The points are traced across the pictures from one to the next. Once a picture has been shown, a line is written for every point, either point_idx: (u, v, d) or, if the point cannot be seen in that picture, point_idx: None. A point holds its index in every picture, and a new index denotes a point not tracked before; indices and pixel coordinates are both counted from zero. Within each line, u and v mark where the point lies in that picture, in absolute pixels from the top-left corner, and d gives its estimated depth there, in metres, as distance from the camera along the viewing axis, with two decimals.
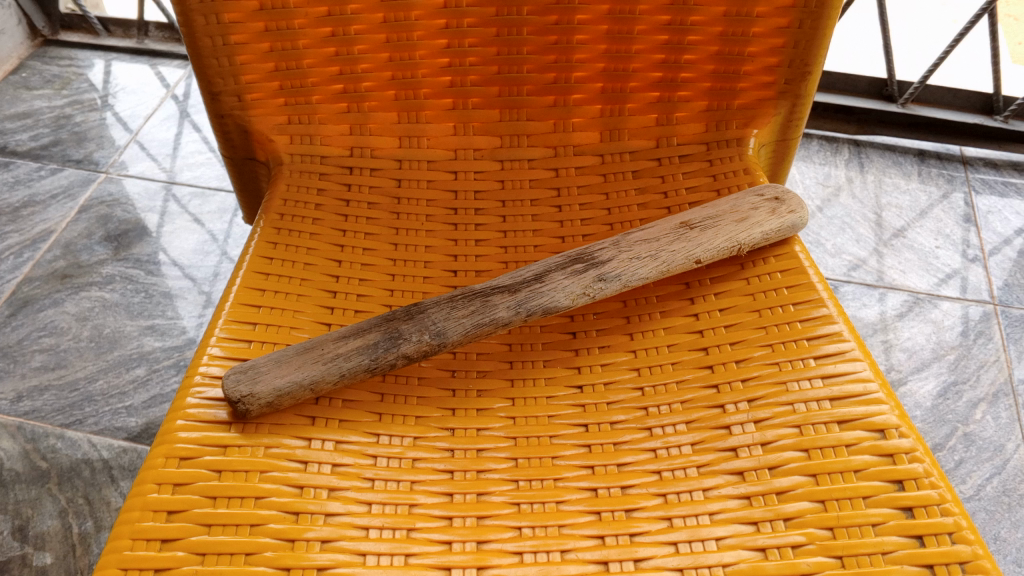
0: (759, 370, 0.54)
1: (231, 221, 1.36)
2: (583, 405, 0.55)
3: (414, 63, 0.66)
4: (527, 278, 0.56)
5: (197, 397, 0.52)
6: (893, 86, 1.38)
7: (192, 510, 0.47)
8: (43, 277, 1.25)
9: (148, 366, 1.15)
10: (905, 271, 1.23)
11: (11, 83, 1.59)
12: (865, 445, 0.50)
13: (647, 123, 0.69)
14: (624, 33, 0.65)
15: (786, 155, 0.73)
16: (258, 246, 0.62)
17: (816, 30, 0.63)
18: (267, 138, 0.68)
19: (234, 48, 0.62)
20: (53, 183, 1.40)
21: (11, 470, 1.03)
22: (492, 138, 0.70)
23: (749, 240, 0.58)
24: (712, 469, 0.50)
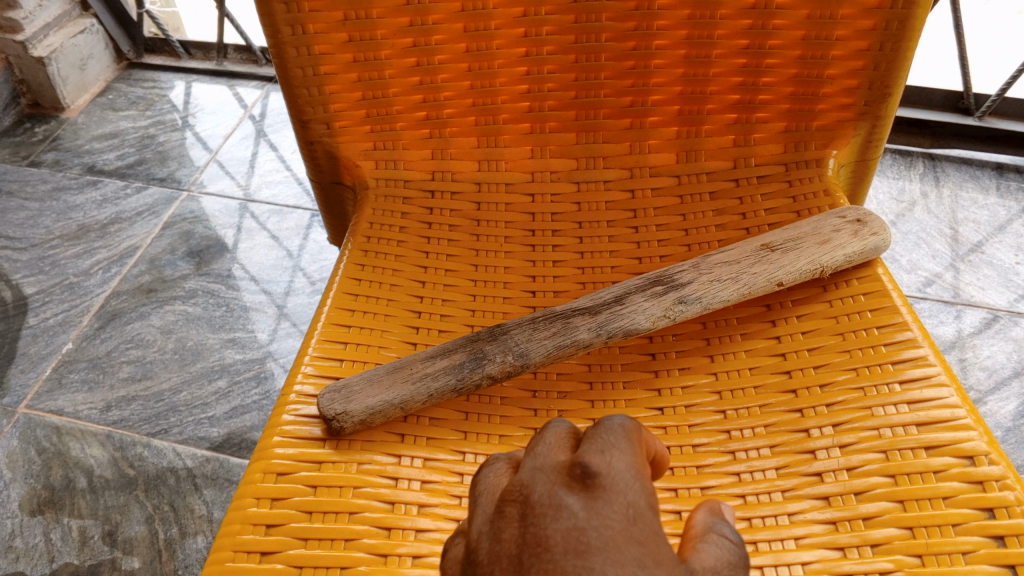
0: (843, 396, 0.54)
1: (306, 238, 1.39)
2: (664, 428, 0.56)
3: (494, 90, 0.68)
4: (607, 300, 0.57)
5: (293, 414, 0.54)
6: (969, 99, 1.36)
7: (290, 523, 0.49)
8: (129, 291, 1.31)
9: (229, 378, 1.19)
10: (984, 288, 1.20)
11: (98, 105, 1.67)
12: (954, 472, 0.49)
13: (724, 144, 0.70)
14: (701, 57, 0.66)
15: (865, 174, 0.73)
16: (347, 268, 0.64)
17: (897, 52, 0.63)
18: (353, 164, 0.70)
19: (324, 78, 0.65)
20: (139, 201, 1.46)
21: (101, 476, 1.07)
22: (568, 160, 0.71)
23: (831, 263, 0.58)
24: (797, 493, 0.51)
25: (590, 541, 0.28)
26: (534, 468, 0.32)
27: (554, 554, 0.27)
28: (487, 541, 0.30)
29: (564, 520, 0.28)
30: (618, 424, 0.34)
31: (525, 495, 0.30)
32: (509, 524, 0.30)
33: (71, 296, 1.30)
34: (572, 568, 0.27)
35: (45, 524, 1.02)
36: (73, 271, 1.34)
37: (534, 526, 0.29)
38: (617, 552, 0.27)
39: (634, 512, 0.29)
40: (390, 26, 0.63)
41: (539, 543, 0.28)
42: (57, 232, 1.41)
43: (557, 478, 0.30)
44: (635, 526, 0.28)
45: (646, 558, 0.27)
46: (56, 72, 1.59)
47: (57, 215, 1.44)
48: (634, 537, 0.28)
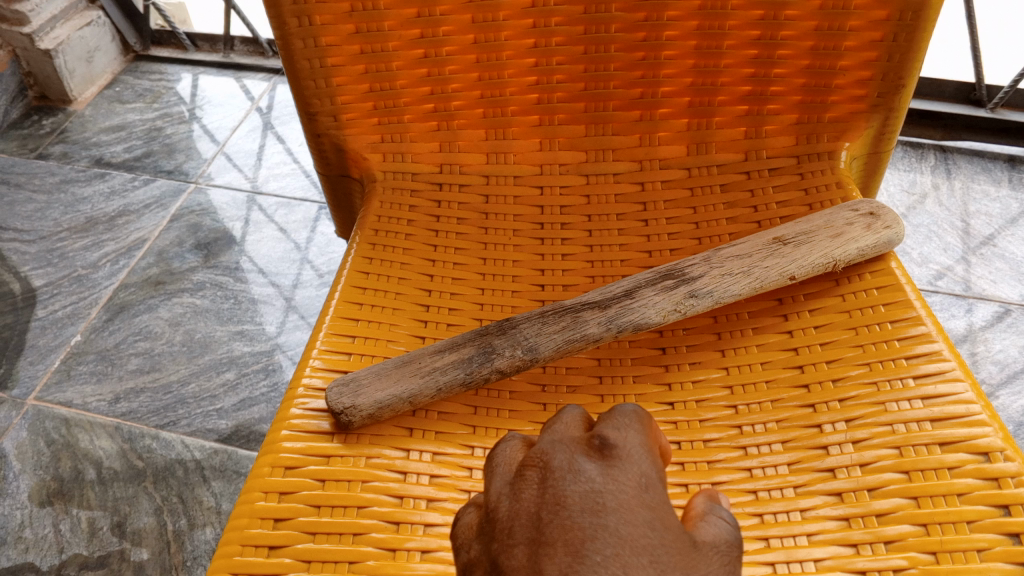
0: (856, 391, 0.54)
1: (314, 230, 1.39)
2: (675, 422, 0.55)
3: (502, 82, 0.67)
4: (617, 294, 0.56)
5: (301, 408, 0.54)
6: (981, 90, 1.34)
7: (298, 518, 0.49)
8: (138, 284, 1.31)
9: (237, 371, 1.19)
10: (996, 281, 1.19)
11: (106, 97, 1.67)
12: (969, 468, 0.49)
13: (735, 136, 0.69)
14: (712, 48, 0.65)
15: (878, 167, 0.72)
16: (355, 261, 0.64)
17: (911, 43, 0.62)
18: (361, 156, 0.70)
19: (331, 70, 0.65)
20: (147, 193, 1.46)
21: (110, 468, 1.07)
22: (577, 153, 0.71)
23: (843, 256, 0.58)
24: (809, 489, 0.50)
25: (606, 503, 0.31)
26: (552, 439, 0.35)
27: (573, 512, 0.30)
28: (508, 502, 0.33)
29: (582, 484, 0.32)
30: (632, 410, 0.38)
31: (545, 462, 0.33)
32: (529, 486, 0.33)
33: (79, 288, 1.30)
34: (588, 523, 0.30)
35: (54, 516, 1.03)
36: (81, 264, 1.34)
37: (554, 486, 0.32)
38: (630, 513, 0.30)
39: (647, 481, 0.32)
40: (398, 18, 0.63)
41: (557, 502, 0.31)
42: (65, 224, 1.41)
43: (576, 448, 0.34)
44: (647, 493, 0.31)
45: (657, 521, 0.30)
46: (63, 65, 1.59)
47: (65, 207, 1.44)
48: (646, 502, 0.31)
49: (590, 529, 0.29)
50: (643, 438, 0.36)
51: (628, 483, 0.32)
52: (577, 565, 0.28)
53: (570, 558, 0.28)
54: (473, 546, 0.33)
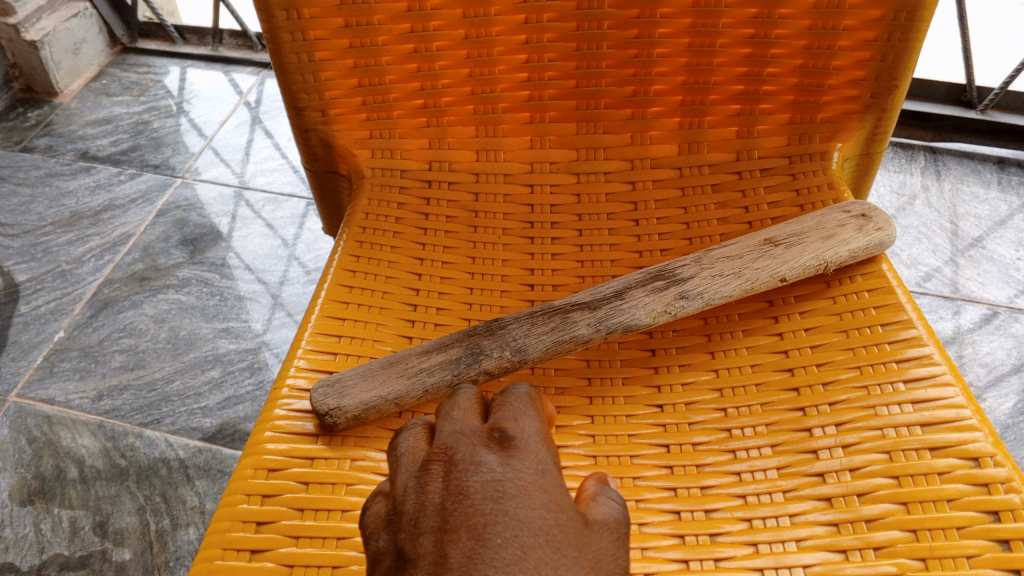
0: (846, 394, 0.53)
1: (301, 227, 1.38)
2: (663, 425, 0.54)
3: (493, 78, 0.66)
4: (607, 295, 0.56)
5: (285, 409, 0.53)
6: (972, 92, 1.34)
7: (281, 521, 0.48)
8: (122, 279, 1.29)
9: (222, 368, 1.18)
10: (984, 283, 1.19)
11: (92, 90, 1.65)
12: (959, 474, 0.48)
13: (727, 136, 0.69)
14: (705, 46, 0.64)
15: (869, 168, 0.71)
16: (342, 259, 0.63)
17: (905, 44, 0.61)
18: (349, 153, 0.69)
19: (319, 64, 0.64)
20: (133, 188, 1.44)
21: (92, 466, 1.06)
22: (568, 151, 0.70)
23: (835, 258, 0.57)
24: (798, 494, 0.50)
25: (505, 489, 0.34)
26: (454, 432, 0.38)
27: (474, 500, 0.34)
28: (415, 494, 0.36)
29: (484, 473, 0.35)
30: (525, 392, 0.41)
31: (449, 454, 0.37)
32: (435, 478, 0.36)
33: (63, 284, 1.29)
34: (490, 509, 0.33)
35: (35, 515, 1.01)
36: (65, 259, 1.33)
37: (458, 478, 0.35)
38: (527, 497, 0.34)
39: (542, 467, 0.36)
40: (388, 12, 0.62)
41: (461, 492, 0.34)
42: (49, 218, 1.39)
43: (477, 439, 0.37)
44: (543, 478, 0.35)
45: (551, 502, 0.34)
46: (49, 57, 1.57)
47: (49, 202, 1.42)
48: (542, 486, 0.35)
49: (491, 514, 0.33)
50: (537, 423, 0.39)
51: (525, 469, 0.35)
52: (480, 547, 0.32)
53: (473, 542, 0.32)
54: (382, 536, 0.36)
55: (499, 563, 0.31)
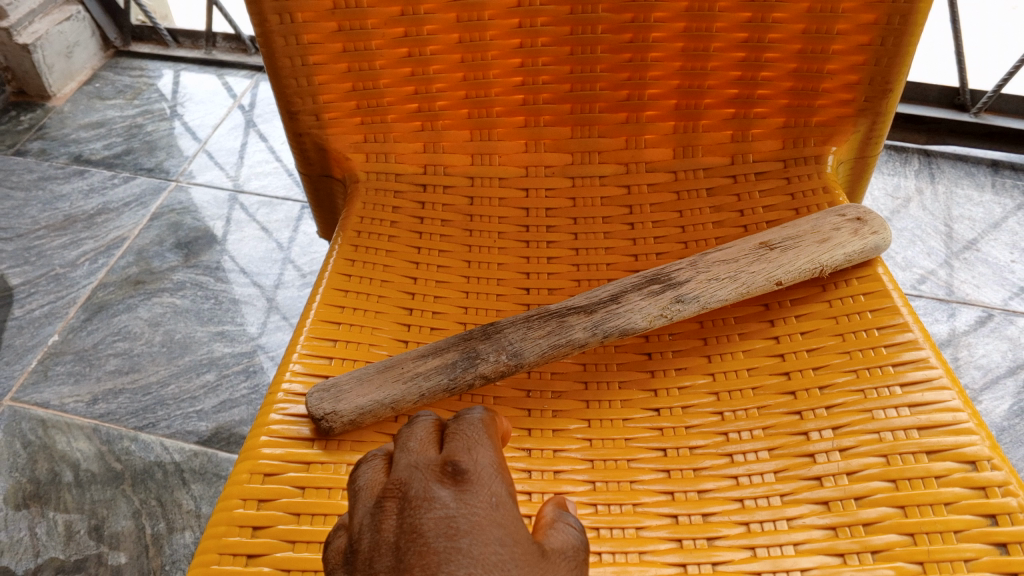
0: (842, 398, 0.53)
1: (296, 230, 1.38)
2: (661, 429, 0.54)
3: (488, 82, 0.66)
4: (603, 299, 0.56)
5: (280, 413, 0.53)
6: (965, 95, 1.35)
7: (277, 526, 0.48)
8: (117, 283, 1.29)
9: (217, 372, 1.18)
10: (979, 286, 1.19)
11: (85, 93, 1.65)
12: (956, 477, 0.48)
13: (721, 139, 0.69)
14: (699, 50, 0.64)
15: (864, 171, 0.72)
16: (337, 263, 0.63)
17: (898, 48, 0.62)
18: (344, 157, 0.69)
19: (314, 68, 0.64)
20: (127, 192, 1.44)
21: (87, 470, 1.06)
22: (563, 155, 0.70)
23: (831, 262, 0.57)
24: (795, 498, 0.50)
25: (459, 525, 0.34)
26: (409, 465, 0.38)
27: (428, 538, 0.33)
28: (370, 533, 0.36)
29: (438, 509, 0.34)
30: (479, 416, 0.41)
31: (403, 490, 0.36)
32: (389, 516, 0.36)
33: (57, 287, 1.28)
34: (443, 547, 0.33)
35: (30, 519, 1.01)
36: (59, 262, 1.32)
37: (411, 515, 0.35)
38: (481, 533, 0.34)
39: (496, 500, 0.35)
40: (383, 16, 0.62)
41: (414, 530, 0.34)
42: (43, 222, 1.39)
43: (431, 473, 0.37)
44: (498, 510, 0.35)
45: (505, 535, 0.34)
46: (42, 60, 1.56)
47: (43, 205, 1.42)
48: (496, 519, 0.34)
49: (444, 553, 0.33)
50: (492, 451, 0.39)
51: (479, 503, 0.35)
52: None
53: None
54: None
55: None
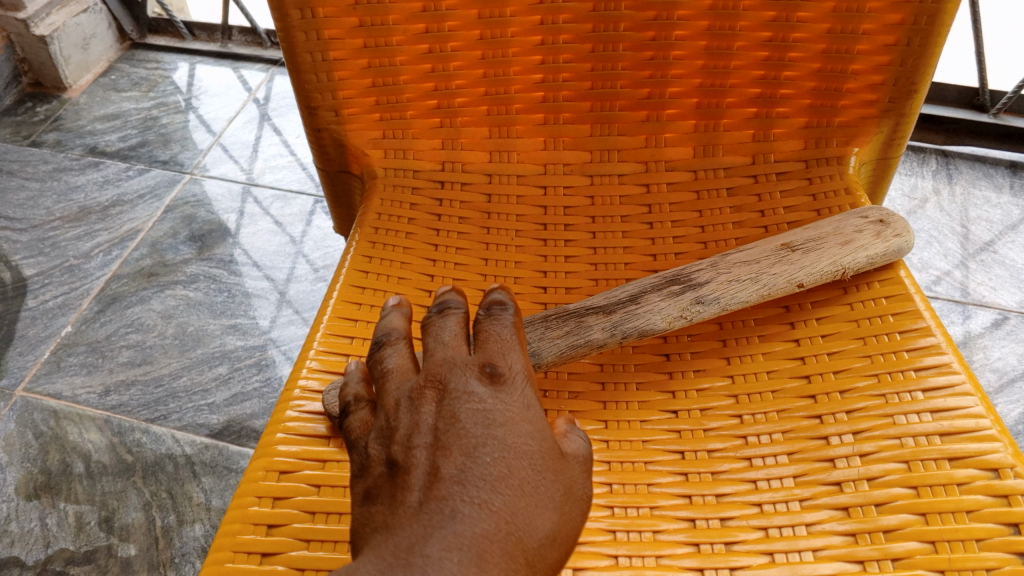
0: (863, 402, 0.53)
1: (309, 224, 1.38)
2: (679, 431, 0.54)
3: (508, 79, 0.66)
4: (622, 299, 0.55)
5: (297, 410, 0.53)
6: (984, 95, 1.33)
7: (292, 524, 0.48)
8: (130, 275, 1.29)
9: (229, 365, 1.18)
10: (996, 288, 1.18)
11: (101, 85, 1.65)
12: (978, 484, 0.48)
13: (742, 139, 0.68)
14: (722, 49, 0.64)
15: (885, 173, 0.71)
16: (355, 260, 0.63)
17: (924, 48, 0.61)
18: (362, 152, 0.69)
19: (334, 63, 0.64)
20: (141, 184, 1.44)
21: (98, 462, 1.06)
22: (582, 153, 0.69)
23: (853, 264, 0.57)
24: (814, 503, 0.49)
25: (494, 417, 0.39)
26: (444, 359, 0.42)
27: (466, 423, 0.38)
28: (408, 415, 0.40)
29: (476, 402, 0.39)
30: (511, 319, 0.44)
31: (441, 382, 0.41)
32: (427, 401, 0.40)
33: (71, 278, 1.29)
34: (480, 434, 0.38)
35: (41, 510, 1.01)
36: (73, 254, 1.32)
37: (450, 404, 0.39)
38: (515, 426, 0.39)
39: (528, 402, 0.40)
40: (403, 12, 0.61)
41: (454, 416, 0.39)
42: (58, 213, 1.39)
43: (470, 370, 0.41)
44: (529, 410, 0.40)
45: (534, 429, 0.39)
46: (59, 51, 1.57)
47: (57, 196, 1.42)
48: (527, 417, 0.39)
49: (481, 439, 0.38)
50: (522, 356, 0.43)
51: (512, 400, 0.40)
52: (470, 466, 0.37)
53: (464, 459, 0.37)
54: (374, 446, 0.41)
55: (487, 479, 0.37)
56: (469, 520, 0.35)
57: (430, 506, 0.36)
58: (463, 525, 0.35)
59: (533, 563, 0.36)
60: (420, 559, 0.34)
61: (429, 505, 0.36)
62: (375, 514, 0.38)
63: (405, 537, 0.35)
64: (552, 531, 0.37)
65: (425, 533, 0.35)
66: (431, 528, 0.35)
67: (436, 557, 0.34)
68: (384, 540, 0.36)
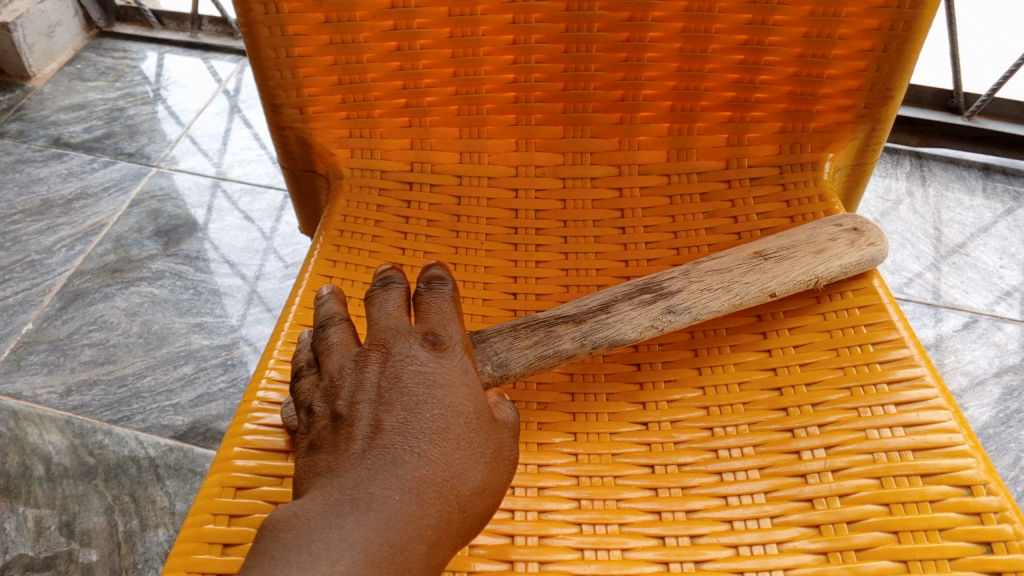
0: (835, 416, 0.52)
1: (279, 220, 1.35)
2: (649, 444, 0.53)
3: (478, 79, 0.64)
4: (592, 308, 0.54)
5: (255, 423, 0.51)
6: (958, 98, 1.34)
7: (248, 543, 0.46)
8: (94, 271, 1.26)
9: (195, 364, 1.15)
10: (968, 291, 1.18)
11: (66, 74, 1.61)
12: (951, 502, 0.47)
13: (717, 142, 0.67)
14: (697, 51, 0.62)
15: (859, 179, 0.70)
16: (318, 264, 0.61)
17: (901, 54, 0.60)
18: (327, 152, 0.67)
19: (298, 61, 0.62)
20: (106, 176, 1.41)
21: (59, 464, 1.03)
22: (554, 155, 0.68)
23: (826, 273, 0.56)
24: (785, 520, 0.48)
25: (434, 378, 0.43)
26: (388, 328, 0.46)
27: (408, 383, 0.42)
28: (353, 374, 0.44)
29: (418, 364, 0.43)
30: (449, 294, 0.49)
31: (385, 346, 0.45)
32: (371, 362, 0.44)
33: (32, 274, 1.25)
34: (421, 391, 0.42)
35: None
36: (35, 248, 1.29)
37: (394, 364, 0.43)
38: (453, 388, 0.43)
39: (466, 369, 0.45)
40: (370, 9, 0.59)
41: (397, 375, 0.43)
42: (19, 206, 1.35)
43: (413, 337, 0.45)
44: (466, 376, 0.44)
45: (470, 392, 0.44)
46: (22, 40, 1.53)
47: (19, 188, 1.38)
48: (464, 381, 0.44)
49: (421, 396, 0.42)
50: (460, 328, 0.47)
51: (452, 365, 0.44)
52: (410, 419, 0.41)
53: (405, 414, 0.41)
54: (319, 404, 0.45)
55: (425, 432, 0.41)
56: (409, 464, 0.39)
57: (373, 453, 0.40)
58: (404, 469, 0.39)
59: (463, 507, 0.40)
60: (365, 495, 0.38)
61: (372, 451, 0.40)
62: (319, 460, 0.41)
63: (350, 477, 0.39)
64: (481, 481, 0.41)
65: (368, 474, 0.39)
66: (374, 470, 0.39)
67: (379, 494, 0.38)
68: (329, 480, 0.39)
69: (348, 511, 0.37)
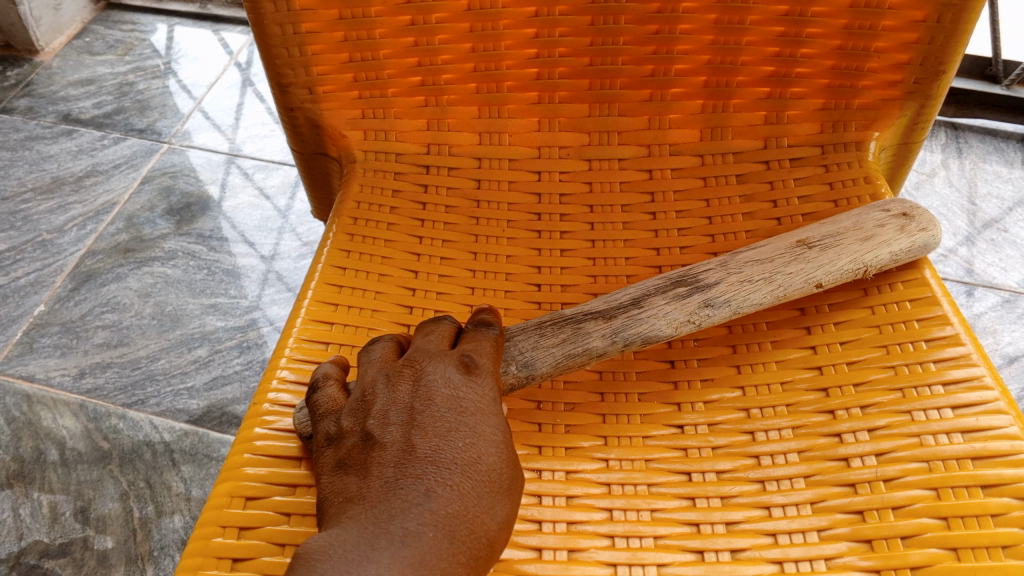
0: (885, 419, 0.48)
1: (293, 198, 1.32)
2: (685, 449, 0.50)
3: (498, 54, 0.60)
4: (624, 303, 0.50)
5: (266, 428, 0.49)
6: (997, 65, 1.27)
7: (261, 558, 0.44)
8: (106, 251, 1.23)
9: (209, 347, 1.13)
10: (1006, 269, 1.14)
11: (75, 47, 1.57)
12: (1014, 516, 0.44)
13: (754, 121, 0.63)
14: (734, 23, 0.58)
15: (905, 158, 0.66)
16: (331, 255, 0.58)
17: (956, 25, 0.55)
18: (340, 134, 0.64)
19: (307, 37, 0.58)
20: (116, 154, 1.38)
21: (73, 449, 1.02)
22: (580, 135, 0.64)
23: (875, 261, 0.52)
24: (833, 534, 0.45)
25: (467, 405, 0.42)
26: (424, 350, 0.46)
27: (440, 407, 0.42)
28: (385, 391, 0.44)
29: (450, 388, 0.43)
30: (494, 336, 0.48)
31: (419, 366, 0.45)
32: (404, 382, 0.44)
33: (44, 254, 1.23)
34: (453, 417, 0.42)
35: (14, 500, 0.97)
36: (46, 228, 1.27)
37: (426, 386, 0.43)
38: (484, 415, 0.43)
39: (496, 395, 0.44)
40: None
41: (429, 397, 0.43)
42: (30, 183, 1.33)
43: (447, 360, 0.45)
44: (496, 403, 0.44)
45: (499, 420, 0.43)
46: (29, 12, 1.49)
47: (29, 166, 1.36)
48: (494, 409, 0.43)
49: (454, 422, 0.42)
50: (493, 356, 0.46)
51: (483, 391, 0.44)
52: (443, 446, 0.41)
53: (438, 442, 0.41)
54: (347, 420, 0.44)
55: (458, 463, 0.40)
56: (442, 498, 0.39)
57: (405, 483, 0.40)
58: (437, 503, 0.39)
59: (490, 543, 0.40)
60: (399, 530, 0.38)
61: (404, 481, 0.40)
62: (349, 482, 0.41)
63: (383, 509, 0.39)
64: (506, 515, 0.41)
65: (401, 507, 0.39)
66: (408, 502, 0.39)
67: (413, 529, 0.38)
68: (362, 510, 0.39)
69: (383, 545, 0.37)
